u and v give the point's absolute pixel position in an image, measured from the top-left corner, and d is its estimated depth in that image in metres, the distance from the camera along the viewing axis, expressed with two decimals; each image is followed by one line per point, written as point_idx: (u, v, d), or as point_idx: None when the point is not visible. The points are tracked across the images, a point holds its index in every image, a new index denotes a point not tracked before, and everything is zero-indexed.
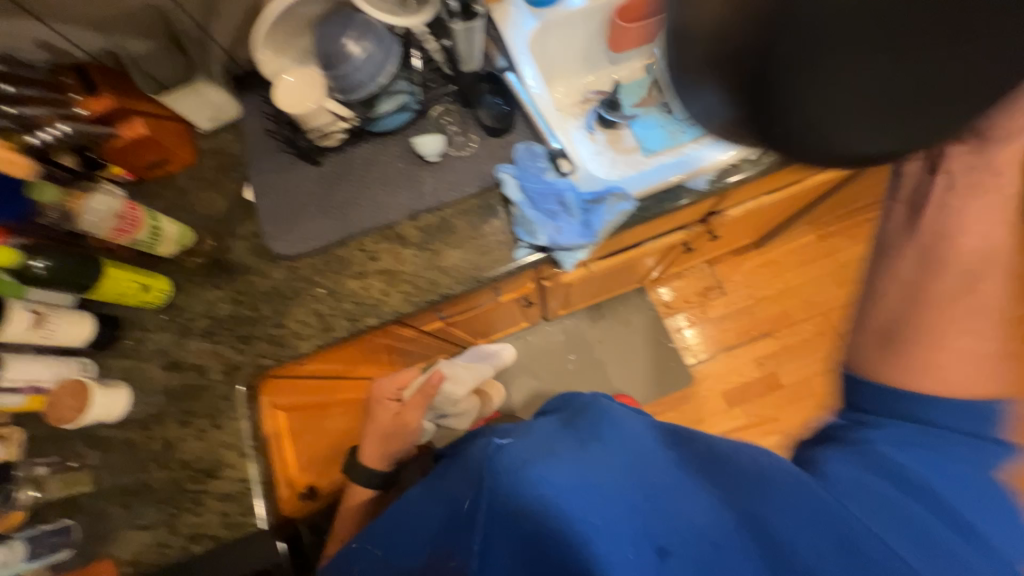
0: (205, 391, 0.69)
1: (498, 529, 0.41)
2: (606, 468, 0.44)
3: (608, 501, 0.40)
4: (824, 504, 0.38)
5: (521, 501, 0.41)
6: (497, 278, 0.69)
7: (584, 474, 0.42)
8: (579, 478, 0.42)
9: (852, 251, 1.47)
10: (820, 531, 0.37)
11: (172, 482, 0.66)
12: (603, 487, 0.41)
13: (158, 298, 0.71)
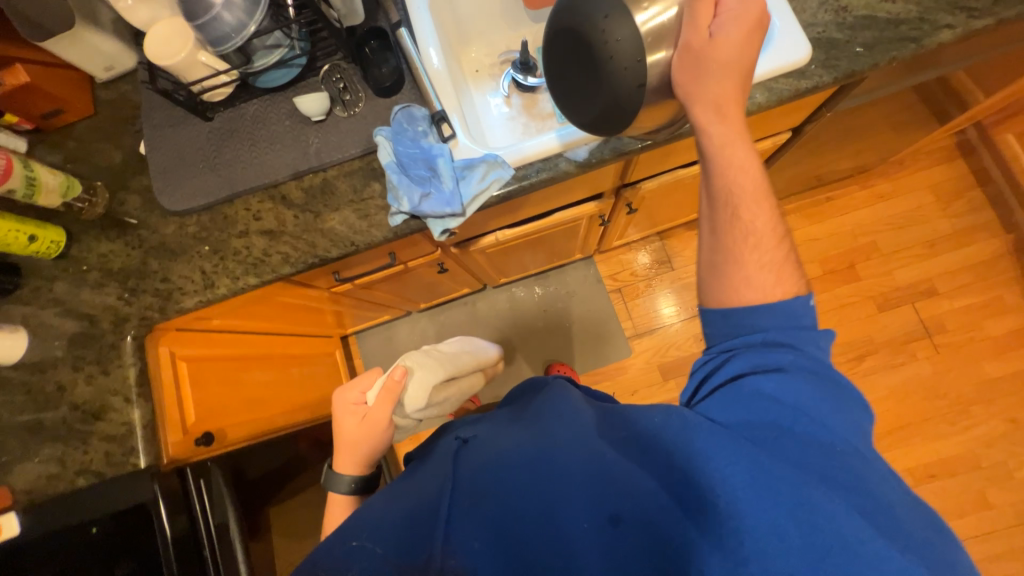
0: (96, 339, 0.72)
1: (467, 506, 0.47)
2: (583, 461, 0.47)
3: (566, 473, 0.46)
4: (758, 464, 0.41)
5: (488, 479, 0.48)
6: (373, 243, 0.69)
7: (542, 447, 0.49)
8: (539, 457, 0.48)
9: (805, 231, 1.44)
10: (760, 488, 0.40)
11: (62, 422, 0.70)
12: (560, 464, 0.47)
13: (53, 249, 0.73)
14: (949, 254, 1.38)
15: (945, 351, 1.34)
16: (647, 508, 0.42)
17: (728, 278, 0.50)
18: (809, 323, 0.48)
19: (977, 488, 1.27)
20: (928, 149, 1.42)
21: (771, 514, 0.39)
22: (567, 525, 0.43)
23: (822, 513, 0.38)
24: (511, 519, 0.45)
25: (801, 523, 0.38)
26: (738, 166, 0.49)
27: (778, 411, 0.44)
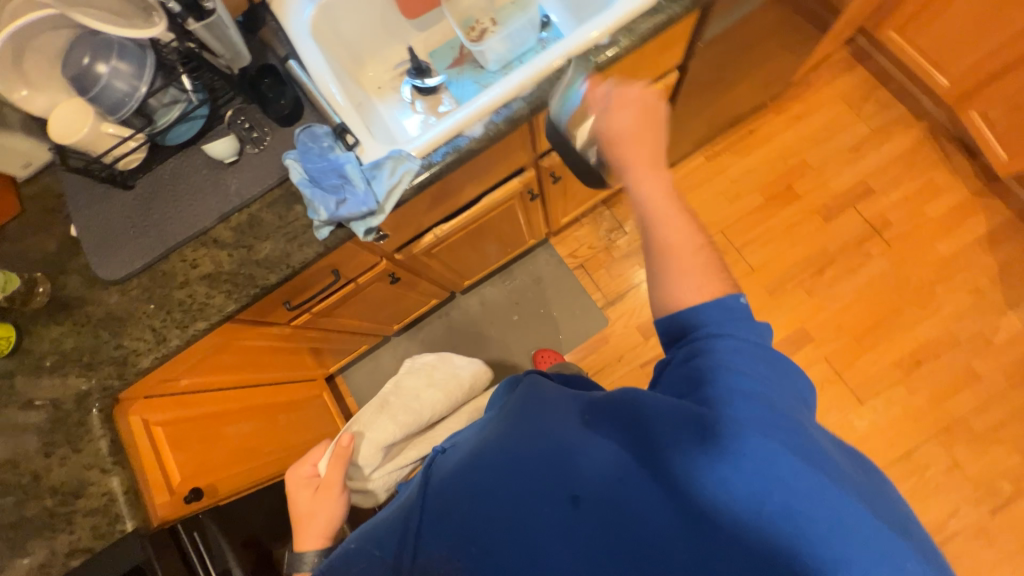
0: (62, 421, 0.73)
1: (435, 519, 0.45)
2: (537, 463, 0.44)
3: (528, 467, 0.44)
4: (706, 427, 0.40)
5: (450, 491, 0.46)
6: (307, 261, 0.72)
7: (504, 440, 0.48)
8: (500, 454, 0.46)
9: (738, 166, 1.51)
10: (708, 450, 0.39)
11: (44, 509, 0.71)
12: (523, 455, 0.45)
13: (5, 345, 0.76)
14: (874, 153, 1.46)
15: (897, 243, 1.39)
16: (606, 485, 0.41)
17: (663, 283, 0.50)
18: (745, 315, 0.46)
19: (963, 362, 1.30)
20: (826, 64, 1.52)
21: (717, 471, 0.38)
22: (532, 523, 0.42)
23: (766, 467, 0.38)
24: (476, 524, 0.43)
25: (748, 476, 0.38)
26: (662, 219, 0.51)
27: (733, 379, 0.42)
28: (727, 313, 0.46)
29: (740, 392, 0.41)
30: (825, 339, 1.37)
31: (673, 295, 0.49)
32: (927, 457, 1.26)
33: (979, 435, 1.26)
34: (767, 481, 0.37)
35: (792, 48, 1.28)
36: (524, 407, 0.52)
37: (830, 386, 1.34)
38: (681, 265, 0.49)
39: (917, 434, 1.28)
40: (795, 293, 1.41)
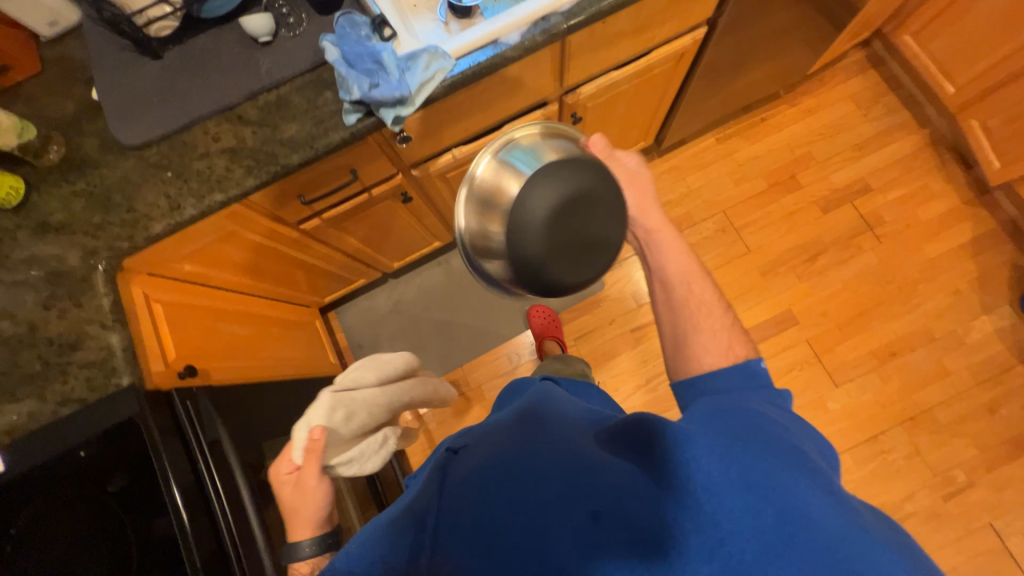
0: (65, 276, 0.74)
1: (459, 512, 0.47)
2: (564, 461, 0.47)
3: (553, 481, 0.46)
4: (734, 460, 0.41)
5: (474, 479, 0.49)
6: (332, 146, 0.73)
7: (531, 447, 0.50)
8: (529, 463, 0.48)
9: (746, 150, 1.56)
10: (737, 479, 0.40)
11: (38, 358, 0.70)
12: (553, 468, 0.47)
13: (13, 198, 0.75)
14: (875, 153, 1.52)
15: (886, 240, 1.46)
16: (631, 502, 0.43)
17: (682, 349, 0.58)
18: (764, 379, 0.52)
19: (935, 357, 1.37)
20: (840, 63, 1.58)
21: (742, 498, 0.39)
22: (556, 531, 0.43)
23: (789, 497, 0.39)
24: (501, 528, 0.45)
25: (771, 507, 0.39)
26: (681, 285, 0.60)
27: (746, 416, 0.46)
28: (744, 374, 0.52)
29: (762, 435, 0.43)
30: (809, 323, 1.42)
31: (691, 355, 0.57)
32: (891, 442, 1.32)
33: (942, 426, 1.32)
34: (789, 514, 0.38)
35: (815, 39, 1.32)
36: (550, 420, 0.54)
37: (808, 367, 1.40)
38: (700, 327, 0.57)
39: (884, 420, 1.34)
40: (786, 277, 1.46)
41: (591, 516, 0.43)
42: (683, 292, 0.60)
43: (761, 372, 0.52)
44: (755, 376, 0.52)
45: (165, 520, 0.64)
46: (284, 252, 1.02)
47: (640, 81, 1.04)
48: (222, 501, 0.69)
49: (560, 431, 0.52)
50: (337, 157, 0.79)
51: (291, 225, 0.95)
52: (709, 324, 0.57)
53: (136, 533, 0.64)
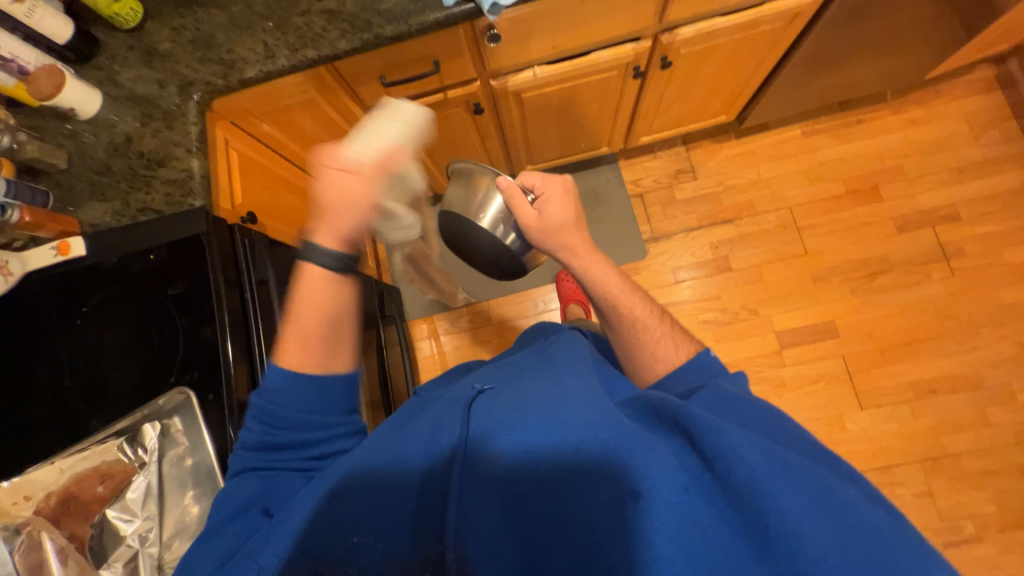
0: (161, 101, 0.80)
1: (475, 490, 0.47)
2: (591, 428, 0.46)
3: (585, 459, 0.45)
4: (776, 456, 0.40)
5: (493, 444, 0.49)
6: (425, 25, 0.75)
7: (554, 425, 0.48)
8: (552, 450, 0.47)
9: (832, 150, 1.48)
10: (778, 470, 0.39)
11: (129, 168, 0.78)
12: (578, 455, 0.45)
13: (131, 19, 0.80)
14: (973, 182, 1.41)
15: (959, 274, 1.37)
16: (666, 490, 0.41)
17: (641, 361, 0.66)
18: (718, 368, 0.58)
19: (978, 405, 1.29)
20: (961, 78, 1.48)
21: (790, 494, 0.38)
22: (588, 510, 0.43)
23: (837, 496, 0.39)
24: (530, 505, 0.46)
25: (822, 505, 0.38)
26: (624, 295, 0.69)
27: (759, 412, 0.48)
28: (702, 367, 0.59)
29: (783, 433, 0.45)
30: (850, 339, 1.37)
31: (647, 363, 0.64)
32: (905, 477, 1.27)
33: (965, 475, 1.25)
34: (846, 517, 0.37)
35: (947, 45, 1.22)
36: (570, 394, 0.52)
37: (836, 383, 1.34)
38: (650, 336, 0.65)
39: (903, 454, 1.28)
40: (838, 289, 1.40)
41: (626, 496, 0.42)
42: (626, 306, 0.68)
43: (714, 361, 0.59)
44: (711, 366, 0.59)
45: (210, 329, 0.70)
46: (352, 138, 1.06)
47: (743, 39, 1.00)
48: (259, 334, 0.75)
49: (581, 404, 0.49)
50: (425, 42, 0.81)
51: (365, 110, 0.98)
52: (656, 329, 0.66)
53: (183, 334, 0.70)
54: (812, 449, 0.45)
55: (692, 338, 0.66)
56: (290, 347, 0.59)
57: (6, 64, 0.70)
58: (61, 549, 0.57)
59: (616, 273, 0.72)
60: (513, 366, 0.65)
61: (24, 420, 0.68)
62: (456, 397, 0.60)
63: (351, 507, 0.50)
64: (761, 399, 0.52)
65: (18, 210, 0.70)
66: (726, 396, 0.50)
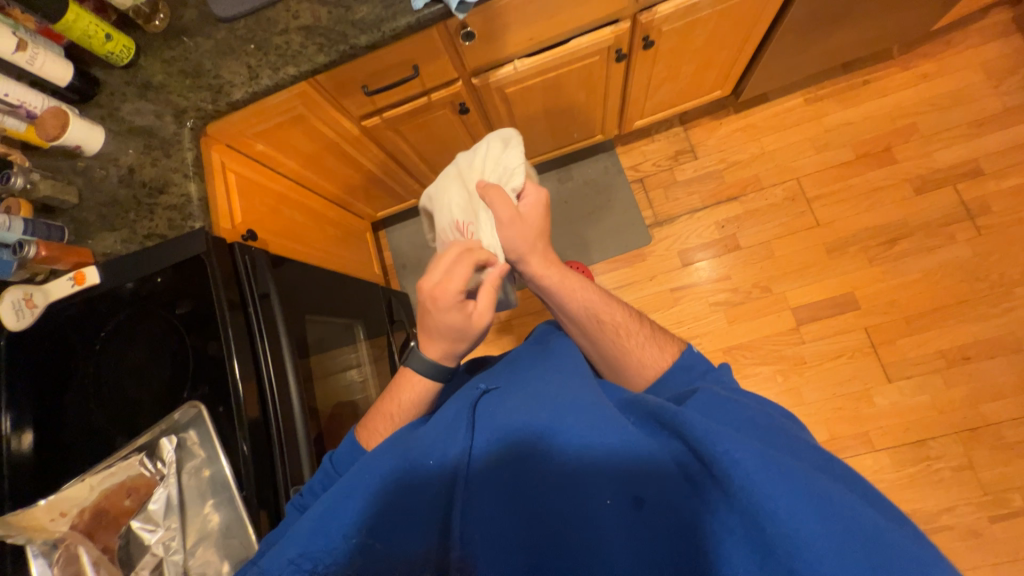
0: (158, 130, 0.84)
1: (480, 495, 0.47)
2: (592, 430, 0.46)
3: (587, 466, 0.45)
4: (779, 461, 0.38)
5: (498, 446, 0.49)
6: (398, 29, 0.77)
7: (555, 429, 0.47)
8: (557, 455, 0.46)
9: (839, 115, 1.42)
10: (780, 477, 0.36)
11: (133, 197, 0.83)
12: (581, 461, 0.45)
13: (126, 56, 0.85)
14: (996, 134, 1.34)
15: (987, 233, 1.29)
16: (667, 493, 0.41)
17: (625, 367, 0.64)
18: (703, 367, 0.60)
19: (1017, 370, 1.22)
20: (974, 26, 1.41)
21: (794, 501, 0.35)
22: (592, 515, 0.42)
23: (840, 501, 0.36)
24: (534, 510, 0.44)
25: (825, 512, 0.35)
26: (594, 302, 0.67)
27: (758, 415, 0.47)
28: (686, 368, 0.60)
29: (783, 438, 0.44)
30: (872, 310, 1.31)
31: (633, 369, 0.63)
32: (942, 450, 1.20)
33: (1008, 445, 1.18)
34: (853, 525, 0.35)
35: None
36: (571, 396, 0.51)
37: (860, 356, 1.29)
38: (634, 342, 0.64)
39: (937, 426, 1.22)
40: (855, 259, 1.34)
41: (630, 502, 0.42)
42: (607, 314, 0.66)
43: (698, 359, 0.61)
44: (696, 366, 0.60)
45: (216, 345, 0.73)
46: (344, 149, 1.08)
47: (727, 9, 0.97)
48: (264, 347, 0.78)
49: (581, 407, 0.48)
50: (400, 48, 0.82)
51: (353, 120, 1.00)
52: (639, 334, 0.65)
53: (192, 351, 0.73)
54: (810, 452, 0.43)
55: (674, 338, 0.66)
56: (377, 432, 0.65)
57: (16, 111, 0.75)
58: (96, 560, 0.62)
59: (583, 282, 0.69)
60: (513, 364, 0.66)
61: (55, 442, 0.73)
62: (457, 398, 0.59)
63: (354, 510, 0.49)
64: (751, 401, 0.51)
65: (34, 246, 0.75)
66: (716, 398, 0.50)
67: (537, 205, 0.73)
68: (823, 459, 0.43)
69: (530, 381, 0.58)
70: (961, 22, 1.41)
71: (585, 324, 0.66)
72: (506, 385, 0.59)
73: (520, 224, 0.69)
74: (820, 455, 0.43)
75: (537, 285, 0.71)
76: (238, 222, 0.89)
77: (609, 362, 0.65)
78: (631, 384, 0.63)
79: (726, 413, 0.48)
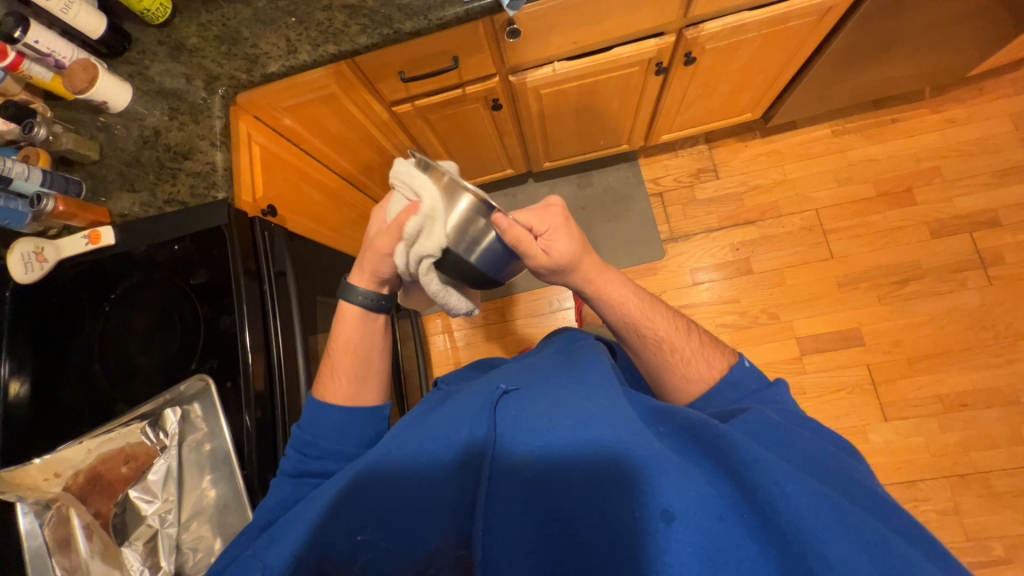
0: (187, 94, 0.83)
1: (502, 494, 0.46)
2: (622, 434, 0.45)
3: (612, 473, 0.43)
4: (831, 500, 0.39)
5: (522, 449, 0.48)
6: (446, 20, 0.75)
7: (581, 438, 0.46)
8: (584, 460, 0.45)
9: (865, 151, 1.42)
10: (831, 516, 0.38)
11: (156, 159, 0.81)
12: (606, 469, 0.44)
13: (162, 15, 0.83)
14: (1017, 186, 1.34)
15: (997, 283, 1.30)
16: (702, 516, 0.39)
17: (671, 379, 0.64)
18: (756, 385, 0.60)
19: (1012, 422, 1.23)
20: (1009, 77, 1.41)
21: (841, 540, 0.36)
22: (614, 521, 0.41)
23: (904, 555, 0.36)
24: (559, 517, 0.44)
25: (882, 560, 0.35)
26: (640, 315, 0.66)
27: (805, 445, 0.47)
28: (736, 385, 0.60)
29: (838, 474, 0.44)
30: (876, 348, 1.32)
31: (679, 382, 0.63)
32: (930, 493, 1.22)
33: (996, 495, 1.19)
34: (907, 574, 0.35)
35: (994, 40, 1.16)
36: (600, 405, 0.50)
37: (859, 392, 1.30)
38: (678, 356, 0.64)
39: (929, 468, 1.23)
40: (865, 295, 1.35)
41: (656, 518, 0.39)
42: (648, 326, 0.65)
43: (752, 375, 0.61)
44: (749, 382, 0.60)
45: (228, 319, 0.71)
46: (371, 132, 1.07)
47: (773, 33, 0.97)
48: (276, 323, 0.76)
49: (610, 418, 0.48)
50: (445, 38, 0.81)
51: (384, 105, 1.00)
52: (684, 348, 0.64)
53: (203, 323, 0.71)
54: (871, 497, 0.43)
55: (724, 351, 0.65)
56: (334, 382, 0.69)
57: (45, 59, 0.73)
58: (88, 525, 0.61)
59: (633, 291, 0.68)
60: (536, 368, 0.65)
61: (54, 401, 0.71)
62: (479, 393, 0.60)
63: (366, 504, 0.49)
64: (811, 435, 0.50)
65: (53, 201, 0.74)
66: (770, 424, 0.50)
67: (560, 224, 0.66)
68: (874, 499, 0.43)
69: (556, 384, 0.58)
70: (995, 71, 1.42)
71: (632, 335, 0.66)
72: (528, 386, 0.59)
73: (547, 258, 0.66)
74: (875, 497, 0.43)
75: (583, 294, 0.70)
76: (259, 197, 0.87)
77: (655, 373, 0.66)
78: (679, 396, 0.64)
79: (777, 441, 0.47)
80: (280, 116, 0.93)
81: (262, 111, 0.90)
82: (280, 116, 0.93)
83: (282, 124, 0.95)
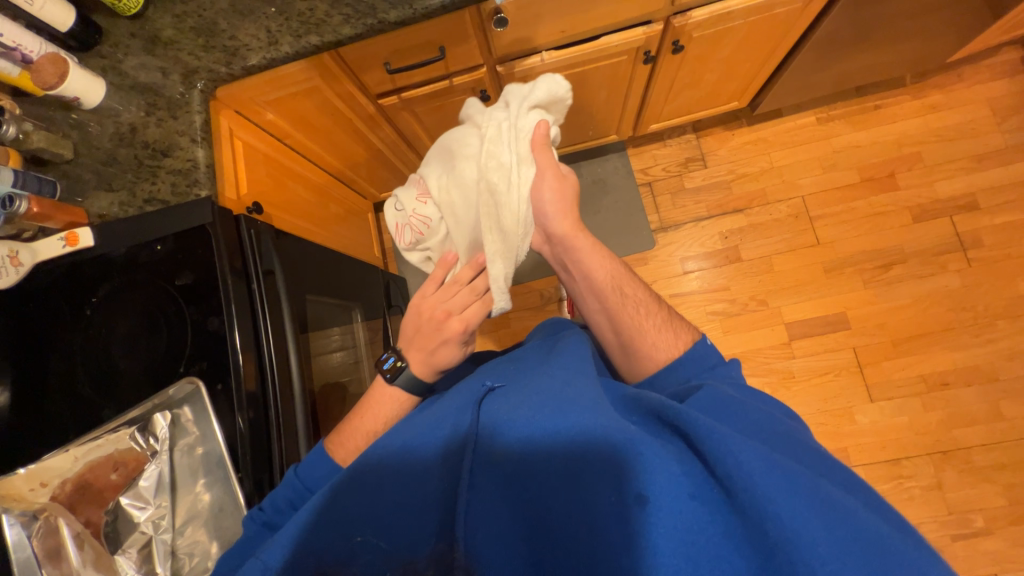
0: (164, 89, 0.80)
1: (484, 487, 0.46)
2: (595, 418, 0.45)
3: (588, 459, 0.43)
4: (786, 465, 0.39)
5: (500, 440, 0.48)
6: (432, 9, 0.74)
7: (558, 425, 0.46)
8: (560, 447, 0.45)
9: (849, 138, 1.44)
10: (789, 482, 0.38)
11: (135, 157, 0.79)
12: (582, 454, 0.44)
13: (133, 7, 0.80)
14: (995, 170, 1.38)
15: (976, 265, 1.34)
16: (672, 497, 0.39)
17: (641, 350, 0.64)
18: (715, 360, 0.61)
19: (991, 399, 1.27)
20: (987, 62, 1.44)
21: (801, 507, 0.36)
22: (593, 508, 0.42)
23: (856, 515, 0.37)
24: (540, 504, 0.44)
25: (838, 523, 0.36)
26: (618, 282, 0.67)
27: (762, 416, 0.48)
28: (699, 361, 0.61)
29: (796, 440, 0.46)
30: (861, 331, 1.35)
31: (648, 351, 0.63)
32: (914, 470, 1.25)
33: (977, 469, 1.24)
34: (860, 533, 0.36)
35: (974, 25, 1.18)
36: (575, 392, 0.50)
37: (846, 375, 1.33)
38: (650, 325, 0.65)
39: (913, 446, 1.27)
40: (851, 280, 1.38)
41: (630, 502, 0.40)
42: (626, 293, 0.67)
43: (711, 351, 0.62)
44: (709, 358, 0.61)
45: (217, 320, 0.69)
46: (356, 126, 1.05)
47: (759, 21, 0.97)
48: (266, 321, 0.75)
49: (586, 403, 0.47)
50: (430, 27, 0.79)
51: (370, 97, 0.98)
52: (657, 316, 0.66)
53: (191, 325, 0.70)
54: (818, 460, 0.44)
55: (689, 326, 0.66)
56: (347, 443, 0.66)
57: (10, 53, 0.70)
58: (77, 535, 0.59)
59: (612, 262, 0.69)
60: (518, 360, 0.65)
61: (34, 411, 0.69)
62: (461, 391, 0.59)
63: (348, 504, 0.49)
64: (759, 404, 0.51)
65: (26, 201, 0.70)
66: (722, 399, 0.50)
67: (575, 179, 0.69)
68: (825, 463, 0.44)
69: (530, 376, 0.57)
70: (974, 56, 1.45)
71: (609, 302, 0.66)
72: (510, 379, 0.59)
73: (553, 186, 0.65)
74: (827, 461, 0.44)
75: (561, 257, 0.70)
76: (244, 194, 0.85)
77: (622, 346, 0.66)
78: (643, 369, 0.64)
79: (739, 416, 0.48)
80: (262, 109, 0.91)
81: (244, 103, 0.88)
82: (262, 110, 0.91)
83: (265, 119, 0.93)
